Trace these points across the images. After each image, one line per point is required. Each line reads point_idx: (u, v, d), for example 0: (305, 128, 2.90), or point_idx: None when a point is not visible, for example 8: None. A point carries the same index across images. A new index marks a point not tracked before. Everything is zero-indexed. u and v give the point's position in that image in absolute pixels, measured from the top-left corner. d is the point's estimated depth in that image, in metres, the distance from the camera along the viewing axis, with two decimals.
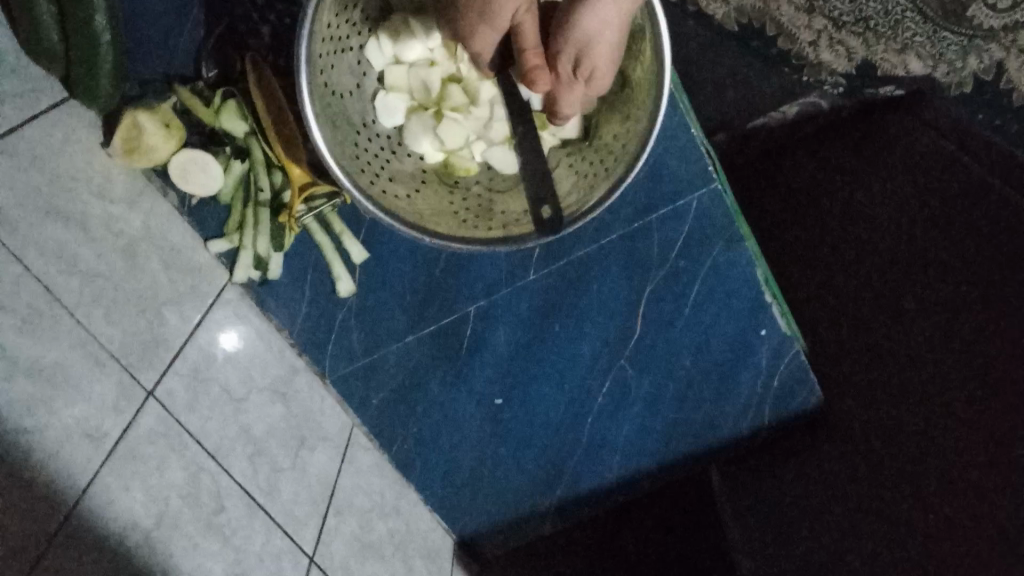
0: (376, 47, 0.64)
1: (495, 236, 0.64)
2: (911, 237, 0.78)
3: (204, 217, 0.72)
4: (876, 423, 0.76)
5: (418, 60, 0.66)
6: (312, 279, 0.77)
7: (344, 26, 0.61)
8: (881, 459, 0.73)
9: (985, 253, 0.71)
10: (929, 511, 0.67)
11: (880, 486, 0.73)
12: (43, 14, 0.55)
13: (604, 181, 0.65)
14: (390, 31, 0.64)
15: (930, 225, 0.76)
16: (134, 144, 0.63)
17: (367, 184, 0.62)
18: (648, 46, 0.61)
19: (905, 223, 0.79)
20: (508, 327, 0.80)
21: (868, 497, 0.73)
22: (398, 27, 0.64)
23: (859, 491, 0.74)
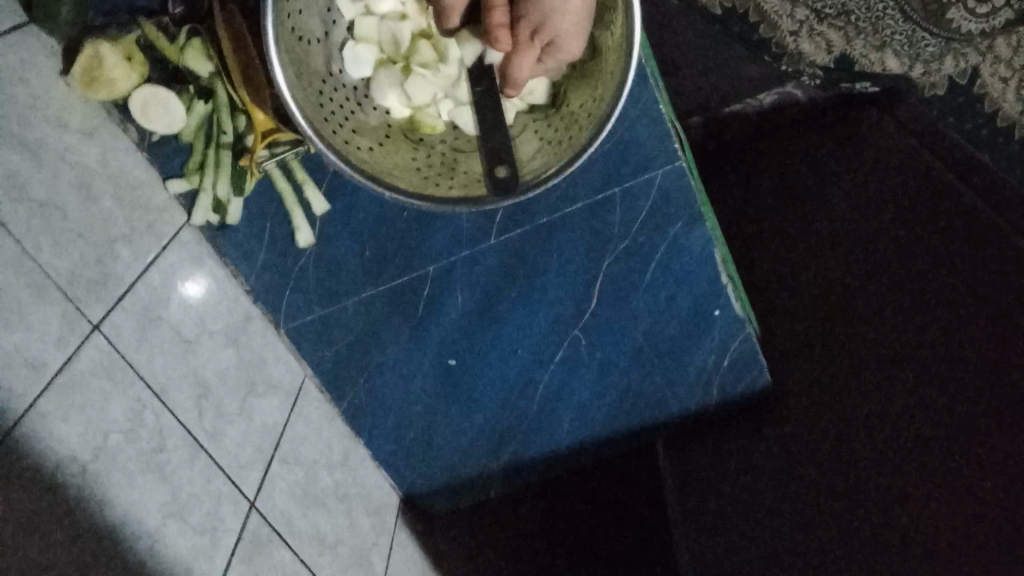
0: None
1: (455, 194, 0.64)
2: (881, 237, 0.79)
3: (165, 156, 0.71)
4: (817, 410, 0.78)
5: (390, 13, 0.65)
6: (270, 228, 0.77)
7: None
8: (821, 444, 0.75)
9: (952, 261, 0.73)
10: (868, 499, 0.70)
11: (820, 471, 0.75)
12: None
13: (567, 147, 0.65)
14: None
15: (902, 226, 0.78)
16: (94, 76, 0.62)
17: (329, 133, 0.61)
18: (620, 15, 0.60)
19: (875, 222, 0.80)
20: (465, 290, 0.80)
21: (808, 482, 0.76)
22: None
23: (800, 474, 0.77)
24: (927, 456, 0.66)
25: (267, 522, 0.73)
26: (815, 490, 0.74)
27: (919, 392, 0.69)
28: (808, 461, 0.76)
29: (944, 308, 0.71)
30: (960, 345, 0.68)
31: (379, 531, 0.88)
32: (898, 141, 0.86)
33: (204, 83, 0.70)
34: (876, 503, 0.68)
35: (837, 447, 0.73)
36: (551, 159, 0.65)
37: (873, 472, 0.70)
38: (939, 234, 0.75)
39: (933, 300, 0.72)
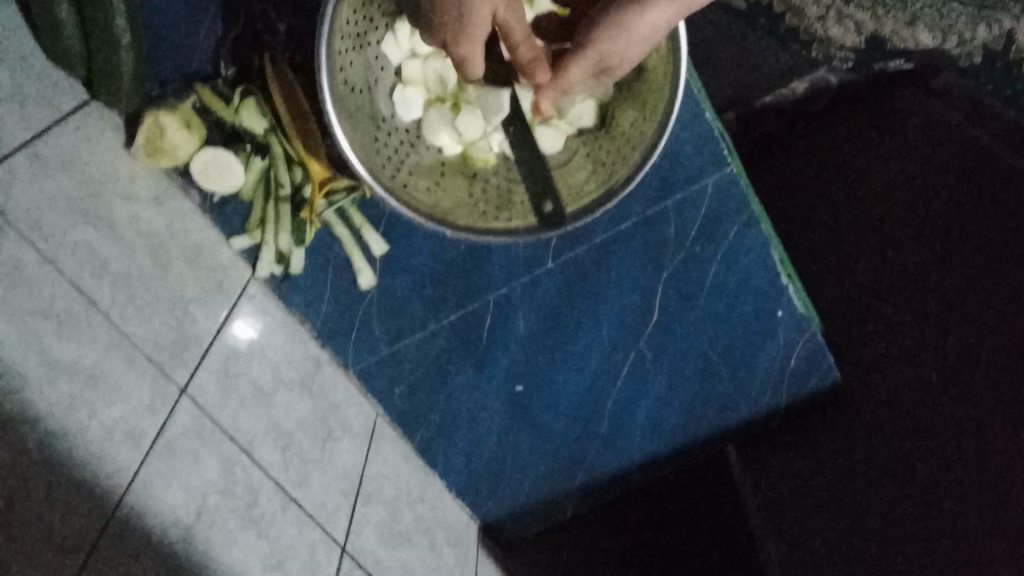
0: (393, 41, 0.64)
1: (515, 225, 0.66)
2: (917, 214, 0.79)
3: (225, 215, 0.73)
4: (891, 397, 0.77)
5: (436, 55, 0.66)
6: (333, 274, 0.78)
7: (362, 23, 0.61)
8: (897, 437, 0.74)
9: (974, 231, 0.72)
10: (941, 491, 0.68)
11: (892, 460, 0.73)
12: (64, 20, 0.56)
13: (622, 168, 0.66)
14: (408, 27, 0.63)
15: (935, 201, 0.77)
16: (155, 146, 0.64)
17: (389, 178, 0.63)
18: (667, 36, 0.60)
19: (912, 200, 0.80)
20: (528, 316, 0.81)
21: (883, 475, 0.74)
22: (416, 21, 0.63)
23: (876, 467, 0.75)
24: (990, 443, 0.65)
25: (358, 563, 0.74)
26: (894, 487, 0.73)
27: (976, 375, 0.68)
28: (884, 452, 0.75)
29: (993, 286, 0.69)
30: (1002, 320, 0.67)
31: (464, 561, 0.89)
32: (935, 112, 0.84)
33: (261, 141, 0.71)
34: (951, 498, 0.67)
35: (912, 440, 0.72)
36: (606, 181, 0.67)
37: (939, 458, 0.69)
38: (976, 209, 0.73)
39: (968, 276, 0.71)
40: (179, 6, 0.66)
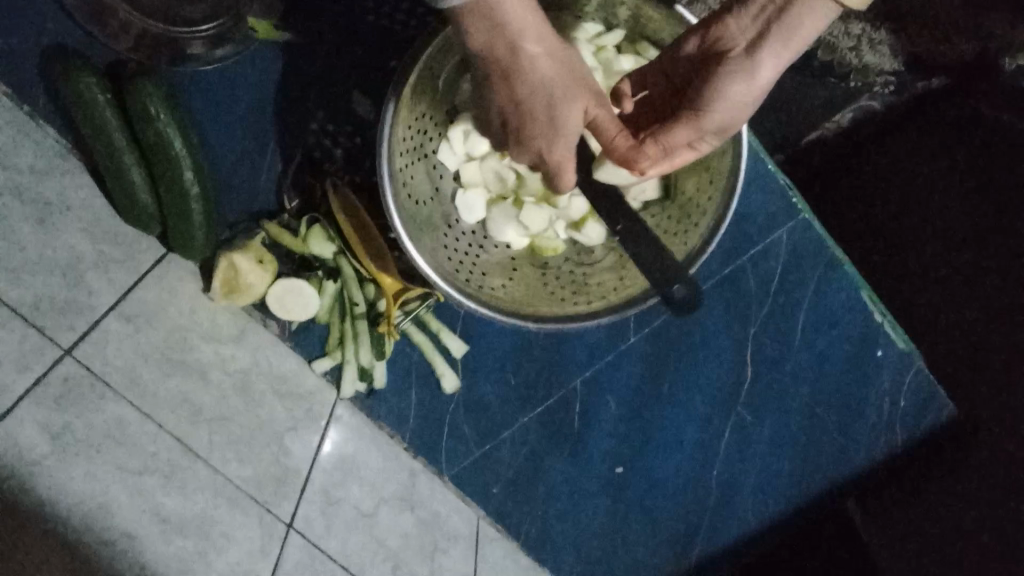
0: (449, 149, 0.64)
1: (595, 308, 0.64)
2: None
3: (306, 339, 0.72)
4: (1004, 424, 0.71)
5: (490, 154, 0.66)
6: (416, 384, 0.75)
7: (417, 135, 0.62)
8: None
9: None
10: None
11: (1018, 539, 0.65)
12: (135, 180, 0.59)
13: (698, 234, 0.64)
14: (460, 132, 0.64)
15: None
16: (232, 285, 0.65)
17: (464, 282, 0.62)
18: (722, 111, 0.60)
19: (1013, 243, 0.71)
20: (617, 397, 0.78)
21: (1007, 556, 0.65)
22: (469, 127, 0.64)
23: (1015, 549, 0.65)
24: None
25: None
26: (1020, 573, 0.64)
27: None
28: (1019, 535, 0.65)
29: None
30: None
31: None
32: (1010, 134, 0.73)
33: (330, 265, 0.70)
34: None
35: None
36: (683, 250, 0.65)
37: None
38: None
39: None
40: (237, 146, 0.67)
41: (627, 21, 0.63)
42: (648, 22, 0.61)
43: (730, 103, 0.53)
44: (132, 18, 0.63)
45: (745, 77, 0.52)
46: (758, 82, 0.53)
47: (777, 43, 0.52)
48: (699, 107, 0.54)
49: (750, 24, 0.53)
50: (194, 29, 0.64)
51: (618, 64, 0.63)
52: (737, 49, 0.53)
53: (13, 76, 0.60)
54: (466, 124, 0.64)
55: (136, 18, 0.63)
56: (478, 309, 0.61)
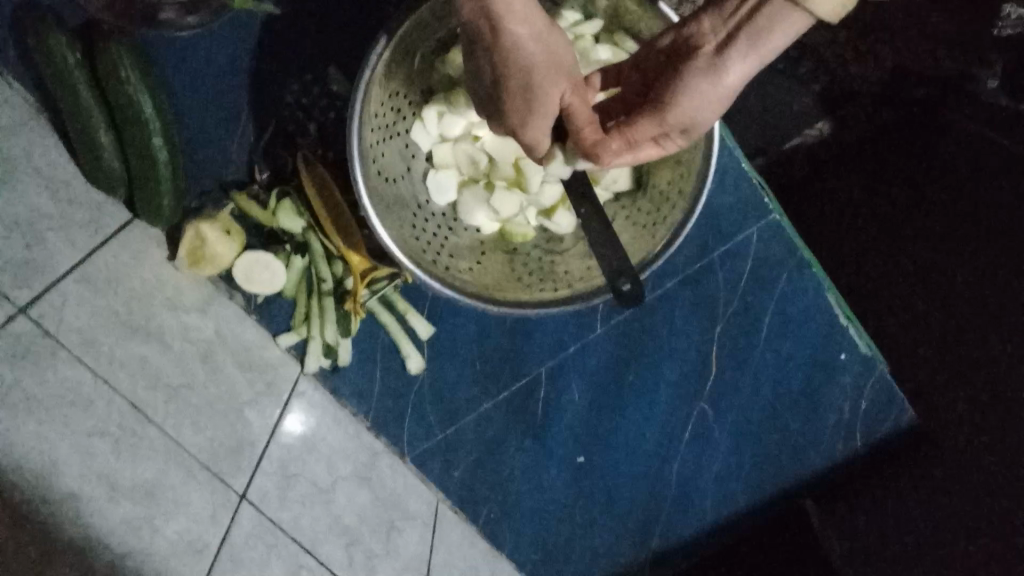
0: (423, 129, 0.64)
1: (561, 295, 0.65)
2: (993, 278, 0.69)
3: (273, 313, 0.71)
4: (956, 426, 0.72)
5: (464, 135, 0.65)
6: (380, 364, 0.75)
7: (391, 113, 0.62)
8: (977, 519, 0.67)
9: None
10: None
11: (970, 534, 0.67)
12: (105, 144, 0.59)
13: (667, 228, 0.65)
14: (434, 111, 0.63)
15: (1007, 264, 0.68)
16: (197, 255, 0.64)
17: (431, 263, 0.62)
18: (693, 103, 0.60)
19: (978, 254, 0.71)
20: (582, 387, 0.79)
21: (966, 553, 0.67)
22: (444, 108, 0.63)
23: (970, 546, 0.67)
24: None
25: None
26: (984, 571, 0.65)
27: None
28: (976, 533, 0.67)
29: None
30: None
31: None
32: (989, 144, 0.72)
33: (299, 239, 0.69)
34: None
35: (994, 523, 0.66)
36: (652, 242, 0.65)
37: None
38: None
39: None
40: (209, 114, 0.66)
41: (605, 12, 0.63)
42: (625, 14, 0.62)
43: (692, 104, 0.49)
44: None
45: (709, 78, 0.48)
46: (723, 86, 0.48)
47: (744, 43, 0.47)
48: (663, 106, 0.50)
49: (724, 20, 0.48)
50: None
51: (595, 54, 0.62)
52: (706, 48, 0.49)
53: None
54: (441, 105, 0.63)
55: None
56: (442, 290, 0.61)
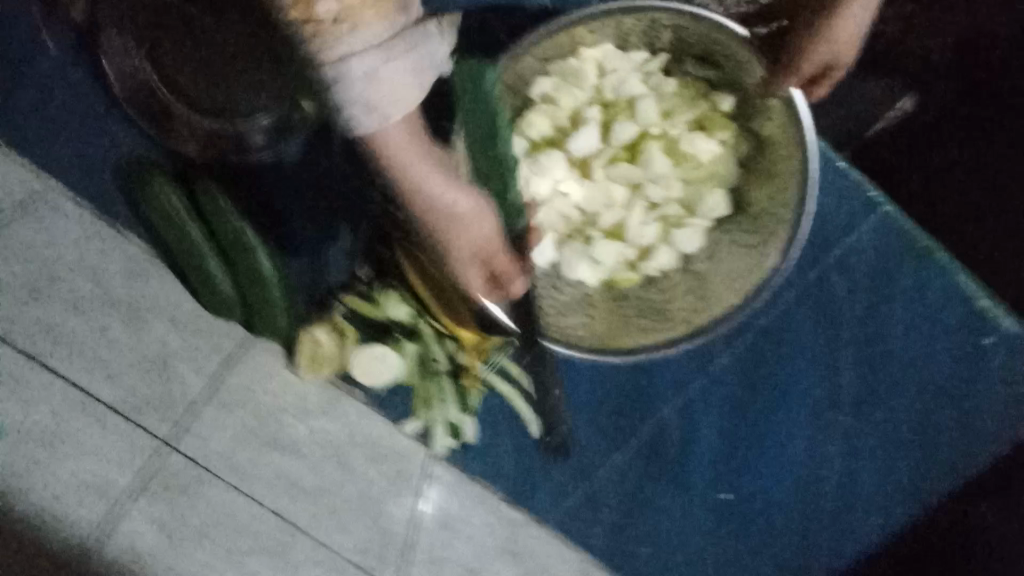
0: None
1: (678, 331, 0.61)
2: None
3: (394, 402, 0.71)
4: None
5: (551, 195, 0.64)
6: (506, 434, 0.73)
7: None
8: None
9: None
10: None
11: None
12: (215, 272, 0.62)
13: (778, 234, 0.59)
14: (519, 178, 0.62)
15: None
16: (315, 359, 0.67)
17: (545, 324, 0.62)
18: (780, 104, 0.57)
19: None
20: (712, 422, 0.75)
21: None
22: (530, 168, 0.62)
23: None
24: None
25: None
26: None
27: None
28: None
29: None
30: None
31: None
32: None
33: (407, 325, 0.68)
34: None
35: None
36: (766, 259, 0.59)
37: None
38: None
39: None
40: (303, 223, 0.68)
41: (670, 44, 0.62)
42: (688, 42, 0.60)
43: (832, 44, 0.59)
44: (193, 121, 0.64)
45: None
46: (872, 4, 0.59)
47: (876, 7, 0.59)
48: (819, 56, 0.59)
49: None
50: (254, 119, 0.64)
51: (669, 87, 0.63)
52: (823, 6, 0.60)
53: (97, 194, 0.66)
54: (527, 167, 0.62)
55: (197, 120, 0.64)
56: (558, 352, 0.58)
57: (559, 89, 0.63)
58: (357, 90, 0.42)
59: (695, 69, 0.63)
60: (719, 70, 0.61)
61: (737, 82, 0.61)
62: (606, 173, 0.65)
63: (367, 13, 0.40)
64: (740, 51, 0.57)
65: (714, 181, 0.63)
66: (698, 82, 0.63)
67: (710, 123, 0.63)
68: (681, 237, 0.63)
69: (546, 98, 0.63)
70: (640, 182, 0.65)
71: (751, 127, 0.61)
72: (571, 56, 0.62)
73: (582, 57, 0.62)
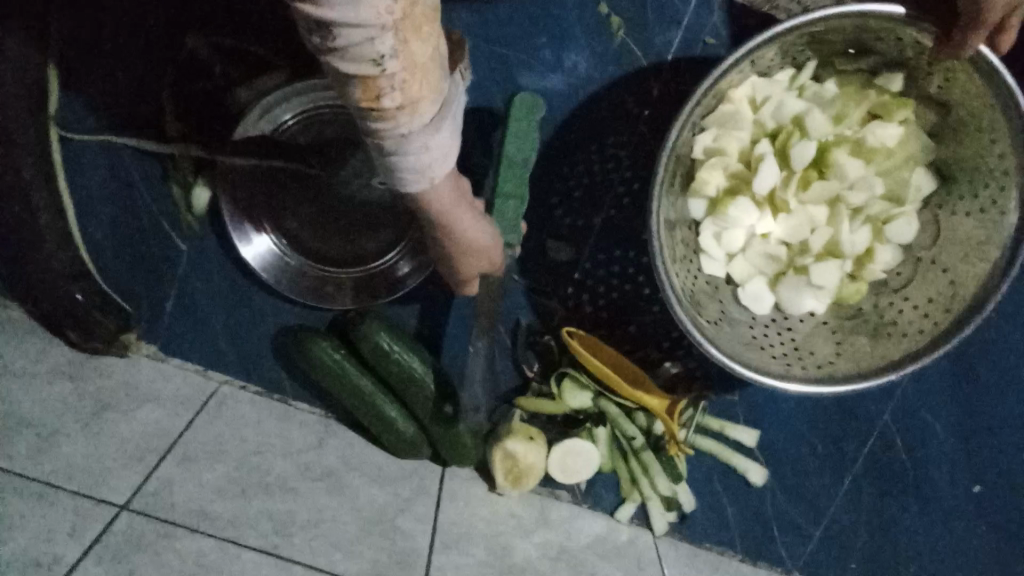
0: (709, 256, 0.59)
1: (943, 326, 0.54)
2: None
3: (600, 491, 0.70)
4: None
5: (750, 240, 0.60)
6: (722, 489, 0.69)
7: (683, 262, 0.57)
8: None
9: None
10: None
11: None
12: (395, 416, 0.61)
13: (1009, 190, 0.52)
14: (713, 240, 0.59)
15: None
16: (516, 473, 0.64)
17: (801, 371, 0.56)
18: (961, 70, 0.50)
19: None
20: (940, 417, 0.64)
21: None
22: (718, 225, 0.58)
23: None
24: None
25: None
26: None
27: None
28: None
29: None
30: None
31: None
32: None
33: (592, 410, 0.66)
34: None
35: None
36: (1002, 219, 0.52)
37: None
38: None
39: None
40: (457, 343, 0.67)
41: (814, 51, 0.54)
42: (837, 42, 0.52)
43: None
44: (333, 276, 0.64)
45: None
46: None
47: None
48: None
49: None
50: (385, 257, 0.64)
51: (829, 91, 0.56)
52: None
53: (274, 383, 0.70)
54: (713, 226, 0.59)
55: (335, 273, 0.64)
56: (819, 390, 0.54)
57: (721, 139, 0.56)
58: (408, 162, 0.37)
59: (849, 65, 0.55)
60: (878, 54, 0.53)
61: (901, 61, 0.53)
62: (800, 198, 0.60)
63: (423, 99, 0.35)
64: (911, 36, 0.49)
65: (910, 163, 0.57)
66: (854, 76, 0.56)
67: (885, 110, 0.56)
68: (896, 231, 0.59)
69: (711, 152, 0.56)
70: (840, 194, 0.59)
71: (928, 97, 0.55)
72: (722, 103, 0.54)
73: (734, 100, 0.54)
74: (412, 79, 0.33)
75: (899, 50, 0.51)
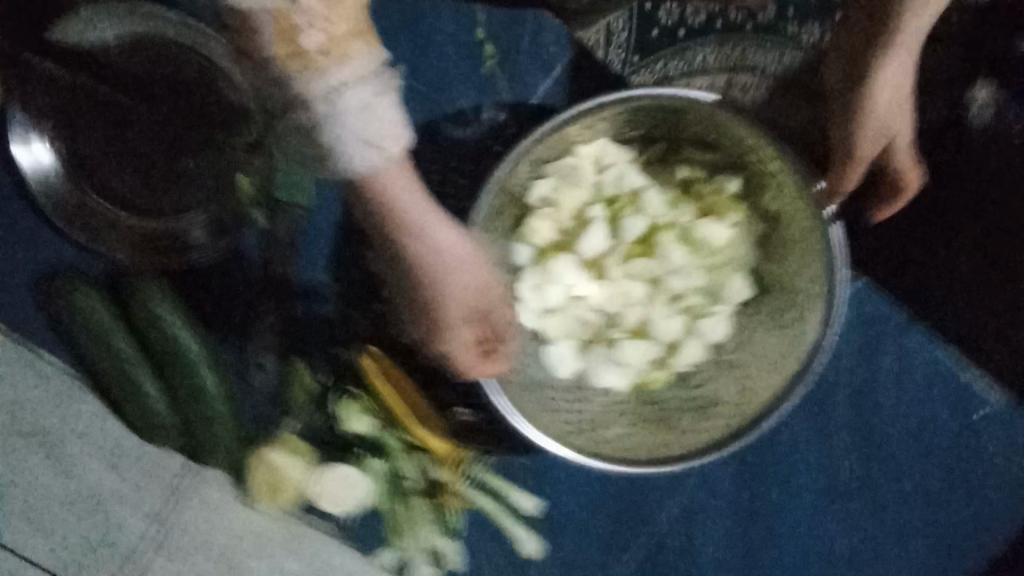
0: (524, 305, 0.58)
1: (723, 431, 0.54)
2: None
3: (363, 530, 0.63)
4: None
5: (569, 301, 0.59)
6: (490, 557, 0.65)
7: (492, 305, 0.56)
8: None
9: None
10: None
11: None
12: (151, 395, 0.57)
13: (813, 310, 0.54)
14: (529, 289, 0.58)
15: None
16: (270, 488, 0.59)
17: (579, 443, 0.54)
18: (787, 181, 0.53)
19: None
20: (716, 525, 0.65)
21: None
22: (539, 277, 0.58)
23: None
24: None
25: None
26: None
27: None
28: None
29: None
30: None
31: None
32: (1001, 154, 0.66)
33: (371, 442, 0.61)
34: None
35: None
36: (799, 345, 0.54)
37: None
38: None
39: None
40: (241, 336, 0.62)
41: (661, 131, 0.58)
42: (686, 127, 0.57)
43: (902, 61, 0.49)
44: (130, 225, 0.61)
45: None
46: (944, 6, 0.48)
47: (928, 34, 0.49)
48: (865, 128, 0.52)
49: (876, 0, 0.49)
50: (188, 219, 0.62)
51: (674, 174, 0.60)
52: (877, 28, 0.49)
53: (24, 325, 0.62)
54: (535, 277, 0.58)
55: (139, 225, 0.61)
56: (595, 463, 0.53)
57: (560, 191, 0.58)
58: (352, 127, 0.37)
59: (696, 154, 0.59)
60: (720, 152, 0.58)
61: (737, 162, 0.58)
62: (621, 269, 0.60)
63: (349, 41, 0.35)
64: (745, 134, 0.54)
65: (732, 266, 0.59)
66: (701, 166, 0.59)
67: (716, 206, 0.59)
68: (707, 327, 0.59)
69: (547, 201, 0.59)
70: (659, 276, 0.60)
71: (758, 206, 0.58)
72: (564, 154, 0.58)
73: (578, 155, 0.58)
74: (334, 18, 0.34)
75: (738, 149, 0.56)
